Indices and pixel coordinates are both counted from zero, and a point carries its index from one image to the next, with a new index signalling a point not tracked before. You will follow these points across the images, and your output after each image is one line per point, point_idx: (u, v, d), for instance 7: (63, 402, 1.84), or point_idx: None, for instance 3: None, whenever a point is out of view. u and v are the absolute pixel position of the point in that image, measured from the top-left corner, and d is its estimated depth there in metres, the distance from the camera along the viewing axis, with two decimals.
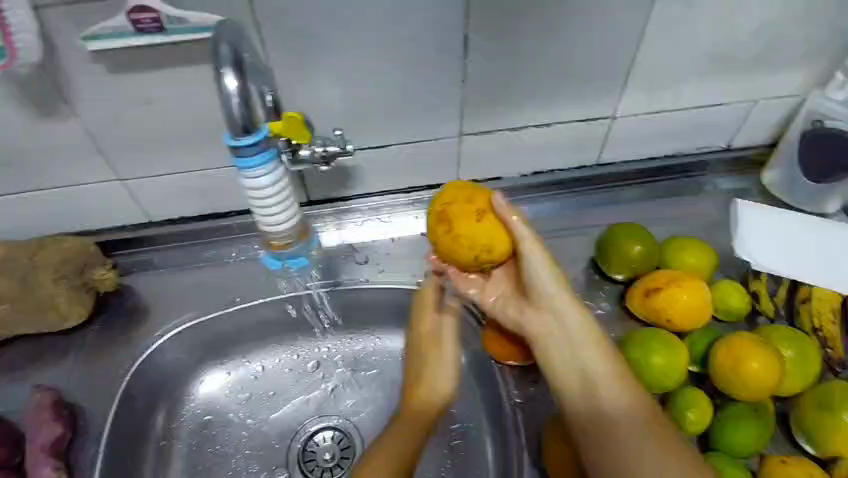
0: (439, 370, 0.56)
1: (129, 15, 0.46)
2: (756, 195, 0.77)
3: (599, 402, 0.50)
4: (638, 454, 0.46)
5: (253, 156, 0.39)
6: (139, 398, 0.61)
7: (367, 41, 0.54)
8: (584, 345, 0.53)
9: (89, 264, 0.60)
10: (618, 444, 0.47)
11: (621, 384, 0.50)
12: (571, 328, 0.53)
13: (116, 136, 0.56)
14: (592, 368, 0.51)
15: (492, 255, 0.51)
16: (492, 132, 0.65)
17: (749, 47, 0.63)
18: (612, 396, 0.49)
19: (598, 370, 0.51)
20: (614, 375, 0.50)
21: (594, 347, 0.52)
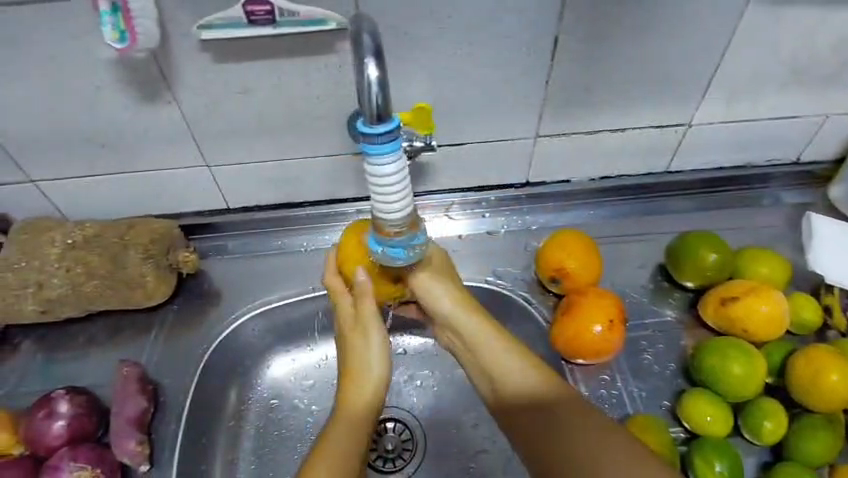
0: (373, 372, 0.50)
1: (243, 7, 0.48)
2: (821, 209, 0.75)
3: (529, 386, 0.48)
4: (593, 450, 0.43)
5: (377, 143, 0.35)
6: (212, 378, 0.63)
7: (458, 39, 0.55)
8: (494, 350, 0.51)
9: (174, 246, 0.62)
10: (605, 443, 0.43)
11: (532, 374, 0.49)
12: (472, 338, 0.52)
13: (210, 122, 0.58)
14: (514, 372, 0.49)
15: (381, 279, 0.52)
16: (566, 135, 0.66)
17: (833, 58, 0.62)
18: (532, 384, 0.48)
19: (524, 375, 0.49)
20: (523, 361, 0.49)
21: (510, 352, 0.50)
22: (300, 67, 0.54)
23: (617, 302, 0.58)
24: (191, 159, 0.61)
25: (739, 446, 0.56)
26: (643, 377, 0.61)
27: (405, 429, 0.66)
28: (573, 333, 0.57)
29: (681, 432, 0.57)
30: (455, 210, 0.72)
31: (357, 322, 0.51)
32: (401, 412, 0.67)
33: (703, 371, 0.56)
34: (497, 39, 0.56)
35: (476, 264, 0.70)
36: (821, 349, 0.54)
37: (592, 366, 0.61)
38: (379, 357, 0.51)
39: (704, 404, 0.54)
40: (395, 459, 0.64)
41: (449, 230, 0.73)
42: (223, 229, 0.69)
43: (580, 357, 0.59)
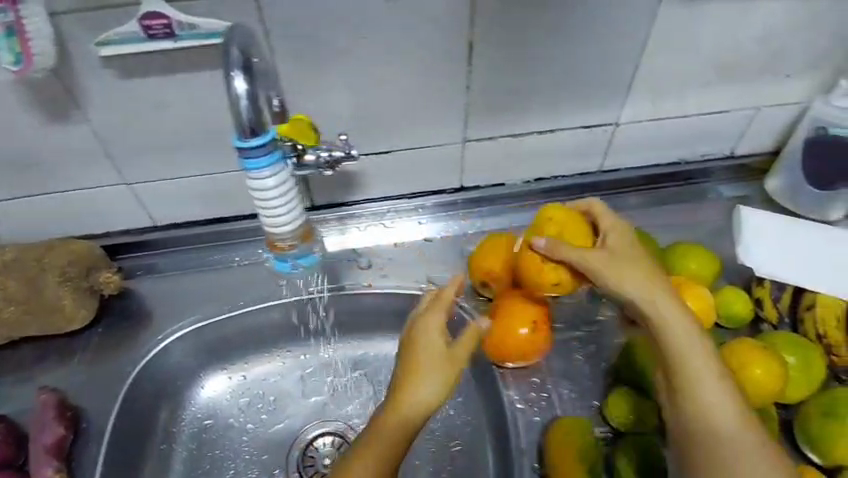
0: (427, 391, 0.47)
1: (140, 21, 0.48)
2: (758, 202, 0.76)
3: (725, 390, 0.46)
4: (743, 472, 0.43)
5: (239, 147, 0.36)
6: (140, 401, 0.61)
7: (372, 46, 0.55)
8: (704, 366, 0.47)
9: (95, 267, 0.61)
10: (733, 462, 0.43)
11: (733, 395, 0.46)
12: (694, 351, 0.47)
13: (124, 140, 0.57)
14: (719, 397, 0.46)
15: (561, 288, 0.52)
16: (495, 138, 0.66)
17: (754, 54, 0.63)
18: (729, 411, 0.45)
19: (724, 398, 0.46)
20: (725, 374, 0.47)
21: (709, 363, 0.47)
22: (211, 80, 0.53)
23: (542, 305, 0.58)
24: (108, 177, 0.60)
25: None
26: (575, 379, 0.60)
27: (343, 442, 0.64)
28: (499, 335, 0.57)
29: (608, 431, 0.56)
30: (390, 216, 0.71)
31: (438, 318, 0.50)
32: (340, 425, 0.65)
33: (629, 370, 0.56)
34: (412, 45, 0.55)
35: (413, 271, 0.69)
36: (744, 343, 0.53)
37: (523, 370, 0.60)
38: (447, 359, 0.48)
39: (628, 402, 0.54)
40: None
41: (385, 238, 0.71)
42: (150, 247, 0.67)
43: (506, 359, 0.58)
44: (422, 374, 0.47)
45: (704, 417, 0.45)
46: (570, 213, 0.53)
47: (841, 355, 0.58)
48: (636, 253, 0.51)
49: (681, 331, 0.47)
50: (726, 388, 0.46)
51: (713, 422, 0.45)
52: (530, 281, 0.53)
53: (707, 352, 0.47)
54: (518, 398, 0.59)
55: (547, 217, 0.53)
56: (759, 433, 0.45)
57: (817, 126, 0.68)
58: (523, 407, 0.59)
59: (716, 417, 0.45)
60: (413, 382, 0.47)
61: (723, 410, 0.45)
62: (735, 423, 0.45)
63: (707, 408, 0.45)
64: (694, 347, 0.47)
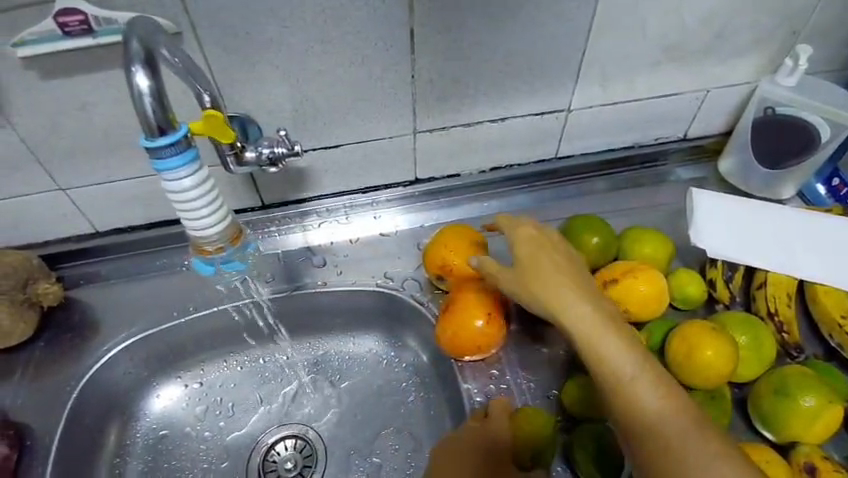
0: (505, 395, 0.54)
1: (55, 18, 0.45)
2: (713, 183, 0.77)
3: (657, 388, 0.41)
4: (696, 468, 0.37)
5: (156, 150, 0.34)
6: (89, 414, 0.59)
7: (309, 38, 0.53)
8: (626, 365, 0.42)
9: (33, 278, 0.58)
10: (676, 462, 0.38)
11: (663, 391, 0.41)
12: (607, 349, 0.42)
13: (54, 144, 0.54)
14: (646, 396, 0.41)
15: None
16: (446, 129, 0.65)
17: (699, 36, 0.63)
18: (659, 408, 0.40)
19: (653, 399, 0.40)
20: (649, 369, 0.42)
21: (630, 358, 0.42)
22: None
23: (495, 294, 0.57)
24: (41, 184, 0.57)
25: None
26: (536, 368, 0.60)
27: (305, 445, 0.63)
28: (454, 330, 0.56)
29: (566, 420, 0.56)
30: (345, 212, 0.70)
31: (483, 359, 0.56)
32: (301, 428, 0.64)
33: None
34: (352, 35, 0.54)
35: (370, 267, 0.68)
36: (698, 325, 0.53)
37: (482, 362, 0.60)
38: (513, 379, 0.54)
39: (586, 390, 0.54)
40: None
41: (341, 234, 0.70)
42: (93, 254, 0.64)
43: (465, 353, 0.57)
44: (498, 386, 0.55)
45: (636, 415, 0.41)
46: None
47: (790, 331, 0.59)
48: (555, 255, 0.48)
49: (591, 334, 0.43)
50: (653, 384, 0.41)
51: (647, 419, 0.40)
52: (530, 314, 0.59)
53: (630, 344, 0.43)
54: (477, 391, 0.59)
55: None
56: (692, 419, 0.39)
57: (766, 104, 0.69)
58: (483, 400, 0.58)
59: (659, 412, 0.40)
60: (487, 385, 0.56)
61: (649, 406, 0.40)
62: (672, 416, 0.40)
63: (638, 406, 0.41)
64: (608, 343, 0.43)
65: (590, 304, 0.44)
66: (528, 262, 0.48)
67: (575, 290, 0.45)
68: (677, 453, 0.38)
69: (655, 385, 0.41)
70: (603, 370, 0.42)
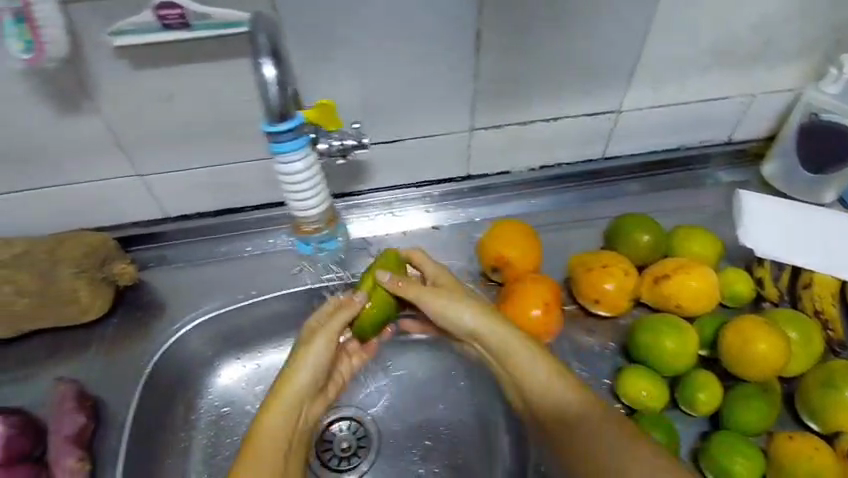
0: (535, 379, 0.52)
1: (155, 11, 0.48)
2: (755, 186, 0.78)
3: (561, 391, 0.51)
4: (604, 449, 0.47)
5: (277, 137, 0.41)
6: (158, 389, 0.62)
7: (382, 36, 0.56)
8: (543, 374, 0.52)
9: (110, 258, 0.61)
10: (600, 455, 0.48)
11: (572, 389, 0.51)
12: (527, 360, 0.52)
13: (137, 131, 0.57)
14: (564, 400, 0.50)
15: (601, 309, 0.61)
16: (501, 127, 0.67)
17: (750, 42, 0.65)
18: (574, 406, 0.50)
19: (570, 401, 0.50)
20: (558, 373, 0.52)
21: (543, 367, 0.52)
22: (223, 70, 0.54)
23: (552, 286, 0.60)
24: (121, 169, 0.60)
25: (676, 417, 0.58)
26: (586, 359, 0.62)
27: (359, 426, 0.66)
28: (513, 320, 0.58)
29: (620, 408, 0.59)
30: (399, 205, 0.72)
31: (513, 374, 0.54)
32: (355, 410, 0.67)
33: (640, 348, 0.58)
34: (421, 34, 0.56)
35: (423, 259, 0.70)
36: (751, 320, 0.55)
37: (536, 351, 0.62)
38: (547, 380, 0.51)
39: (640, 379, 0.56)
40: (351, 457, 0.65)
41: (395, 226, 0.72)
42: (162, 238, 0.68)
43: (521, 342, 0.60)
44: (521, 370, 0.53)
45: (556, 415, 0.51)
46: (602, 253, 0.62)
47: (835, 329, 0.62)
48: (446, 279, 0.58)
49: (511, 350, 0.53)
50: (567, 384, 0.51)
51: (575, 423, 0.49)
52: (587, 304, 0.62)
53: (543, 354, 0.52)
54: None
55: (582, 260, 0.62)
56: (589, 409, 0.49)
57: (810, 110, 0.70)
58: None
59: (576, 409, 0.50)
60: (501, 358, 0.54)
61: (567, 407, 0.50)
62: (580, 410, 0.49)
63: (561, 408, 0.50)
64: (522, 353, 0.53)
65: (495, 328, 0.54)
66: (408, 288, 0.56)
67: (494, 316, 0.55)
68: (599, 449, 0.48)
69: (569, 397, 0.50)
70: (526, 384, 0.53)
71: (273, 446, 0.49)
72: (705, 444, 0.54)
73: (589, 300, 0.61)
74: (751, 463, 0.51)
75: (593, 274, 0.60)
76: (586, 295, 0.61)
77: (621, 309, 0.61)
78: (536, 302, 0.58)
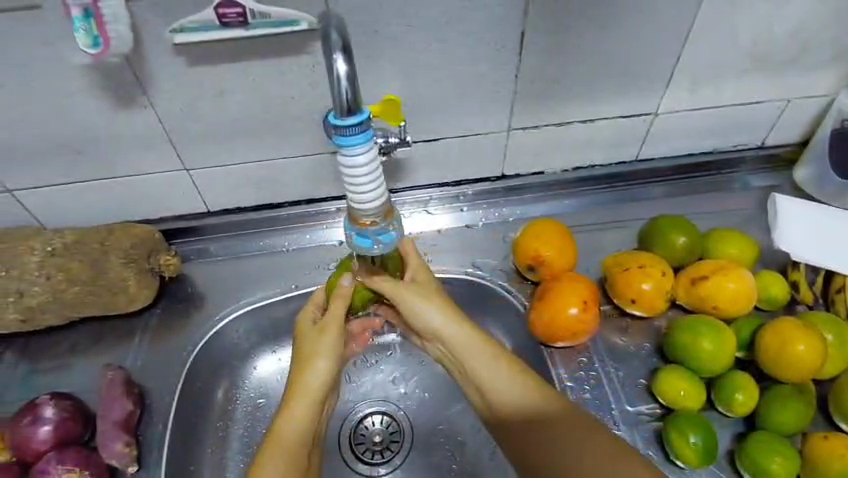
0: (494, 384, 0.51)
1: (216, 10, 0.50)
2: (787, 191, 0.79)
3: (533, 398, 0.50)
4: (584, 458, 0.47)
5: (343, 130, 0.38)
6: (199, 378, 0.64)
7: (428, 36, 0.57)
8: (509, 380, 0.51)
9: (155, 250, 0.63)
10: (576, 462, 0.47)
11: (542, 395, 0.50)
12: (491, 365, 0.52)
13: (187, 126, 0.59)
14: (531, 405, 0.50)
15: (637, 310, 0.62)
16: (538, 127, 0.68)
17: (788, 47, 0.65)
18: (544, 411, 0.49)
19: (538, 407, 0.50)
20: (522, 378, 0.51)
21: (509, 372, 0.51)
22: (274, 68, 0.55)
23: (590, 285, 0.60)
24: (169, 163, 0.62)
25: (711, 418, 0.58)
26: (621, 358, 0.62)
27: (392, 421, 0.67)
28: (551, 318, 0.59)
29: (656, 408, 0.59)
30: (434, 204, 0.74)
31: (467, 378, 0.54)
32: (387, 406, 0.68)
33: (676, 348, 0.58)
34: (466, 35, 0.57)
35: (457, 256, 0.71)
36: (789, 322, 0.55)
37: (570, 349, 0.63)
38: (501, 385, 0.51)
39: (676, 379, 0.56)
40: (384, 451, 0.65)
41: (429, 225, 0.74)
42: (203, 232, 0.69)
43: (557, 340, 0.60)
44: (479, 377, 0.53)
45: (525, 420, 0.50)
46: (639, 253, 0.63)
47: None
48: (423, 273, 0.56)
49: (474, 354, 0.52)
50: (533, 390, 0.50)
51: (534, 418, 0.50)
52: (623, 304, 0.62)
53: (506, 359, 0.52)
54: (566, 375, 0.62)
55: (619, 260, 0.63)
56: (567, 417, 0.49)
57: (841, 116, 0.70)
58: (572, 384, 0.61)
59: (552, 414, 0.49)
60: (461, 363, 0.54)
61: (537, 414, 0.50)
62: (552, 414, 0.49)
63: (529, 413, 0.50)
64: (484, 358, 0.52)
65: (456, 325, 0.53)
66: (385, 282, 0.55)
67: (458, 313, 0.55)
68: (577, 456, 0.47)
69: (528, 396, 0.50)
70: (483, 382, 0.52)
71: (292, 441, 0.49)
72: (742, 444, 0.55)
73: (625, 300, 0.62)
74: (788, 462, 0.52)
75: (631, 274, 0.61)
76: (622, 295, 0.62)
77: (657, 310, 0.62)
78: (574, 301, 0.58)
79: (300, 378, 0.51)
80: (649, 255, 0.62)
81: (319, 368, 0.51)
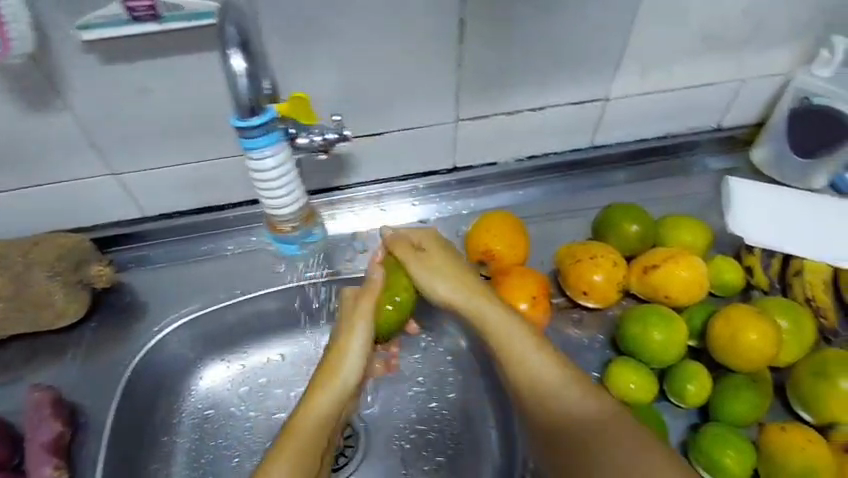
0: (531, 362, 0.51)
1: (123, 5, 0.46)
2: (745, 173, 0.77)
3: (560, 371, 0.50)
4: (616, 463, 0.44)
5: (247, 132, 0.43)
6: (140, 393, 0.61)
7: (360, 26, 0.54)
8: (540, 354, 0.51)
9: (85, 261, 0.59)
10: (603, 458, 0.44)
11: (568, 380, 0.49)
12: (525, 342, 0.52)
13: (109, 129, 0.55)
14: (549, 376, 0.50)
15: (589, 301, 0.61)
16: (486, 117, 0.66)
17: (738, 27, 0.64)
18: (572, 399, 0.48)
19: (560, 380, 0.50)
20: (556, 363, 0.51)
21: (535, 346, 0.52)
22: (196, 63, 0.52)
23: (540, 280, 0.59)
24: (94, 169, 0.59)
25: (665, 409, 0.58)
26: (574, 352, 0.61)
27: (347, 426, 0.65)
28: None
29: None
30: (386, 199, 0.71)
31: (500, 351, 0.53)
32: None
33: (628, 340, 0.57)
34: (401, 22, 0.54)
35: None
36: (741, 309, 0.55)
37: None
38: (534, 365, 0.51)
39: (628, 371, 0.55)
40: (339, 457, 0.63)
41: (381, 221, 0.71)
42: (139, 239, 0.66)
43: None
44: (512, 342, 0.53)
45: (542, 392, 0.50)
46: (590, 243, 0.61)
47: (827, 317, 0.61)
48: (445, 250, 0.59)
49: (495, 323, 0.54)
50: (553, 365, 0.51)
51: (551, 393, 0.49)
52: (575, 297, 0.61)
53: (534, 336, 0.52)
54: None
55: (569, 252, 0.61)
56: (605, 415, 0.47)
57: (800, 95, 0.69)
58: None
59: (587, 404, 0.48)
60: (492, 334, 0.54)
61: (564, 390, 0.49)
62: (595, 400, 0.48)
63: (555, 393, 0.49)
64: (509, 328, 0.53)
65: (479, 291, 0.56)
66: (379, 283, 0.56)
67: (479, 301, 0.55)
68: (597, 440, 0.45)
69: (549, 355, 0.51)
70: (517, 356, 0.52)
71: (312, 430, 0.50)
72: (695, 435, 0.54)
73: (577, 293, 0.61)
74: (741, 455, 0.51)
75: (581, 266, 0.59)
76: (574, 288, 0.60)
77: (610, 301, 0.61)
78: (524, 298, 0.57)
79: (333, 364, 0.53)
80: (599, 245, 0.61)
81: (352, 356, 0.54)
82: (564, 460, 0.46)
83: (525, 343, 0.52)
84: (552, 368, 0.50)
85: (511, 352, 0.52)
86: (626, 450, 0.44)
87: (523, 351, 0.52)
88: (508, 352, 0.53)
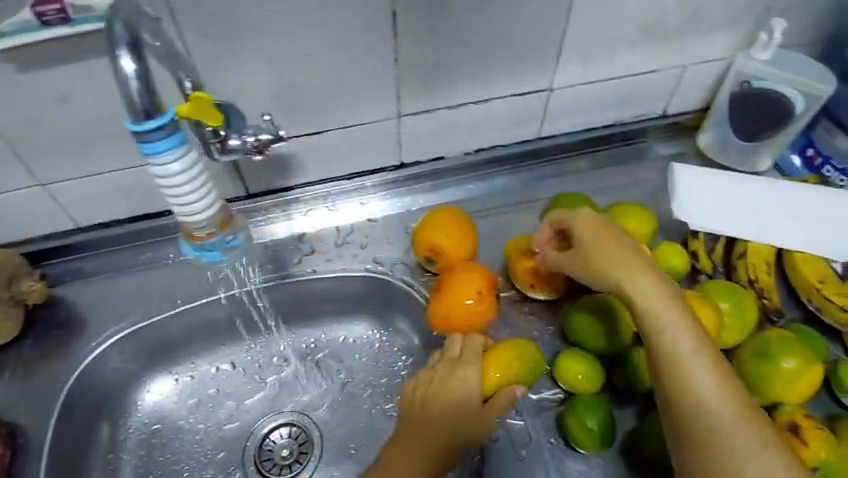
0: (678, 344, 0.43)
1: (31, 9, 0.44)
2: (692, 158, 0.78)
3: (697, 358, 0.42)
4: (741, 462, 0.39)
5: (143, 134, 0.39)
6: (81, 411, 0.59)
7: (289, 23, 0.52)
8: (682, 335, 0.43)
9: (17, 276, 0.57)
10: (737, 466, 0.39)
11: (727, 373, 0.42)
12: (671, 321, 0.43)
13: (30, 138, 0.53)
14: (697, 367, 0.42)
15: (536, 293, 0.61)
16: (429, 111, 0.65)
17: (677, 14, 0.64)
18: (718, 393, 0.41)
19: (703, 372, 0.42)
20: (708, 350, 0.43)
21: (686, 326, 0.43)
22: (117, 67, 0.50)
23: (486, 275, 0.58)
24: (19, 180, 0.56)
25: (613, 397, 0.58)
26: None
27: (301, 433, 0.64)
28: (447, 312, 0.57)
29: (559, 393, 0.58)
30: (334, 199, 0.69)
31: (646, 328, 0.44)
32: (296, 415, 0.65)
33: (574, 330, 0.57)
34: (331, 18, 0.53)
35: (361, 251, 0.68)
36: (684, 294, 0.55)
37: None
38: (690, 346, 0.43)
39: (574, 361, 0.55)
40: (292, 465, 0.62)
41: (330, 221, 0.69)
42: (74, 251, 0.63)
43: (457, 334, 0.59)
44: (659, 319, 0.43)
45: (684, 388, 0.42)
46: None
47: (771, 297, 0.62)
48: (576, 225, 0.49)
49: (647, 298, 0.44)
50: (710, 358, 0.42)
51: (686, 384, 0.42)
52: (522, 289, 0.61)
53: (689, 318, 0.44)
54: None
55: (516, 245, 0.61)
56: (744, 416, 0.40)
57: (741, 78, 0.69)
58: None
59: (724, 400, 0.41)
60: (648, 307, 0.44)
61: (703, 381, 0.41)
62: (722, 395, 0.41)
63: (696, 384, 0.41)
64: (663, 307, 0.44)
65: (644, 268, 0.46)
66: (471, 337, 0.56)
67: (623, 265, 0.46)
68: (715, 440, 0.40)
69: (698, 336, 0.43)
70: (662, 337, 0.43)
71: (430, 437, 0.51)
72: (641, 423, 0.54)
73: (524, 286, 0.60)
74: None
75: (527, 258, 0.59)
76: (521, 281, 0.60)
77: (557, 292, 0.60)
78: (470, 294, 0.56)
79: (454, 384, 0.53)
80: None
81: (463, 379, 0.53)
82: (688, 458, 0.41)
83: (681, 326, 0.43)
84: (692, 348, 0.42)
85: (668, 330, 0.43)
86: (759, 458, 0.39)
87: (672, 335, 0.43)
88: (654, 330, 0.43)
